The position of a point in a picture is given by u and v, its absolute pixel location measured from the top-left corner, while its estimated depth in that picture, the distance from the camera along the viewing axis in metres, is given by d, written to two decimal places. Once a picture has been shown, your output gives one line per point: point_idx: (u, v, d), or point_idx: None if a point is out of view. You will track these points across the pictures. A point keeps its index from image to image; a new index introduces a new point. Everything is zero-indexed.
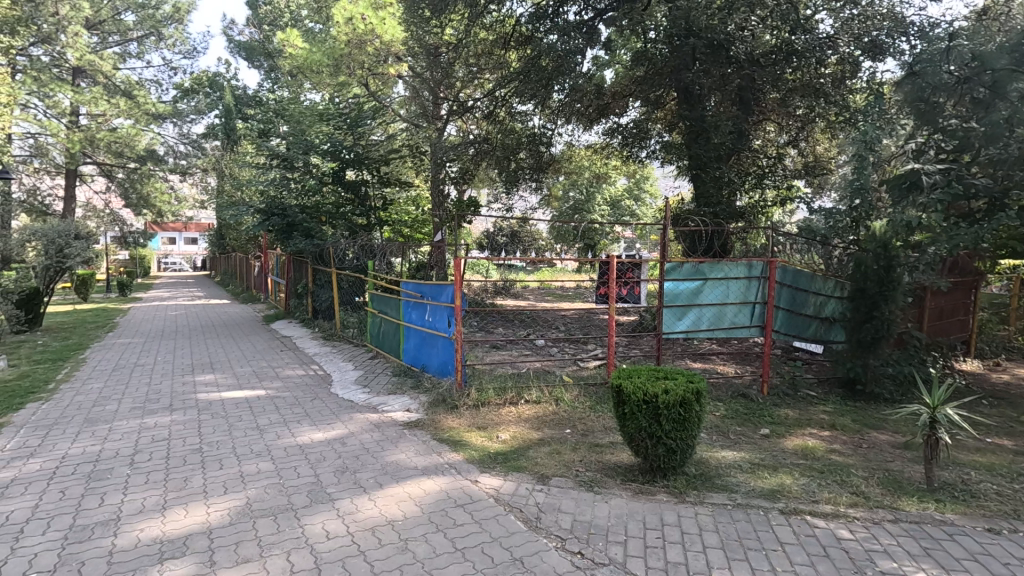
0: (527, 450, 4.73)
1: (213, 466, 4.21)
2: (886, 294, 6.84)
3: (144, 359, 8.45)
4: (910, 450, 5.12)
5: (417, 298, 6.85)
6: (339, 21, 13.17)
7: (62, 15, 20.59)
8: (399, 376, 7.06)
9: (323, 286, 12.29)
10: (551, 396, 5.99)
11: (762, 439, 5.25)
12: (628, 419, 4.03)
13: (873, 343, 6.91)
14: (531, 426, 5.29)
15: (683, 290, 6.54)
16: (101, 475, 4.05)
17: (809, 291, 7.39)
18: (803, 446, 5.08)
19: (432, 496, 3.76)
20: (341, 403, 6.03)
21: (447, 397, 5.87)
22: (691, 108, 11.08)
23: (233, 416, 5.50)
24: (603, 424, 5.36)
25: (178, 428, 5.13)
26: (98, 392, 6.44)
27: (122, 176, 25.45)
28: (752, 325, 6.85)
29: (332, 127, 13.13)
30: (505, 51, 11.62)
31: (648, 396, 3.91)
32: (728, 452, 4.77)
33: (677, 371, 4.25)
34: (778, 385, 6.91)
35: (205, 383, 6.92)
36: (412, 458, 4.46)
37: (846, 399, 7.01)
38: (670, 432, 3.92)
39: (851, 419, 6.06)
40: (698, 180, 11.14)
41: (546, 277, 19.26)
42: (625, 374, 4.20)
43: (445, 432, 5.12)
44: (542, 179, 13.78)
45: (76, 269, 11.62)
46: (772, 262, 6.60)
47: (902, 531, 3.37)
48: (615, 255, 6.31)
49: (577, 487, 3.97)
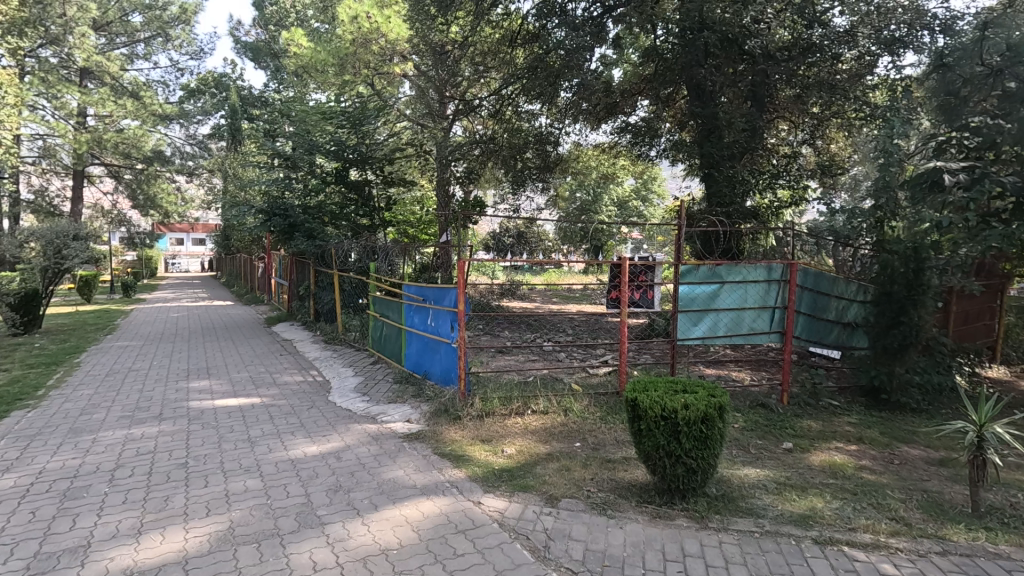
0: (534, 466, 4.41)
1: (197, 484, 3.92)
2: (914, 299, 6.48)
3: (139, 364, 8.20)
4: (946, 467, 4.77)
5: (420, 302, 6.55)
6: (344, 20, 12.84)
7: (70, 16, 20.52)
8: (400, 383, 6.76)
9: (326, 288, 12.05)
10: (560, 406, 5.67)
11: (786, 454, 4.91)
12: (645, 437, 3.70)
13: (900, 350, 6.54)
14: (539, 439, 4.97)
15: (700, 293, 6.19)
16: (76, 493, 3.78)
17: (831, 295, 7.03)
18: (831, 463, 4.73)
19: (431, 520, 3.45)
20: (338, 412, 5.74)
21: (450, 407, 5.55)
22: (703, 105, 10.78)
23: (224, 426, 5.22)
24: (615, 438, 5.04)
25: (166, 439, 4.86)
26: (88, 399, 6.18)
27: (129, 177, 25.43)
28: (772, 330, 6.47)
29: (334, 126, 12.94)
30: (512, 50, 11.31)
31: (666, 410, 3.60)
32: (749, 469, 4.43)
33: (696, 384, 3.91)
34: (799, 394, 6.56)
35: (198, 390, 6.64)
36: (411, 475, 4.15)
37: (870, 409, 6.63)
38: (690, 450, 3.60)
39: (878, 432, 5.70)
40: (711, 180, 10.83)
41: (553, 278, 18.98)
42: (640, 387, 3.86)
43: (447, 445, 4.82)
44: (549, 179, 13.48)
45: (73, 270, 11.38)
46: (794, 264, 6.23)
47: (953, 567, 3.03)
48: (626, 257, 5.97)
49: (589, 511, 3.65)
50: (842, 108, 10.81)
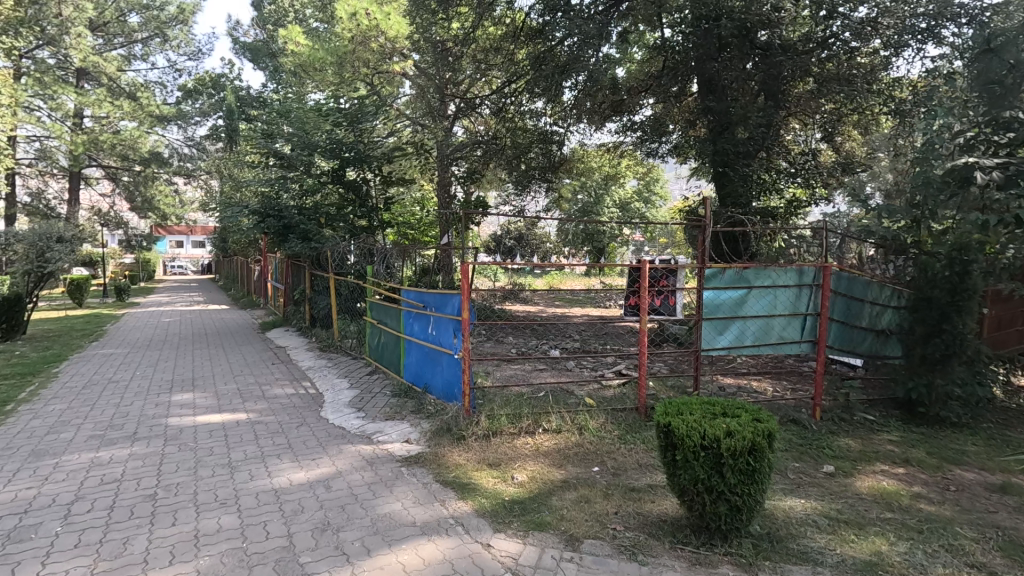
0: (549, 497, 3.90)
1: (163, 522, 3.41)
2: (958, 305, 5.92)
3: (121, 374, 7.70)
4: (1010, 495, 4.27)
5: (420, 308, 6.02)
6: (342, 16, 12.40)
7: (66, 16, 19.83)
8: (400, 397, 6.24)
9: (321, 292, 11.56)
10: (574, 424, 5.13)
11: (828, 480, 4.40)
12: (681, 469, 3.20)
13: (942, 360, 6.01)
14: (552, 463, 4.47)
15: (725, 300, 5.68)
16: (23, 534, 3.27)
17: (865, 300, 6.52)
18: (881, 490, 4.23)
19: (434, 570, 2.94)
20: (330, 432, 5.21)
21: (452, 426, 5.04)
22: (716, 101, 10.29)
23: (203, 449, 4.70)
24: (638, 461, 4.54)
25: (137, 464, 4.35)
26: (58, 416, 5.67)
27: (127, 179, 24.55)
28: (803, 339, 5.93)
29: (331, 124, 12.02)
30: (516, 46, 10.84)
31: (706, 439, 3.09)
32: (793, 500, 3.91)
33: (738, 406, 3.39)
34: (832, 409, 6.05)
35: (181, 404, 6.13)
36: (410, 509, 3.64)
37: (907, 424, 6.12)
38: (735, 486, 3.09)
39: (925, 452, 5.18)
40: (724, 178, 10.39)
41: (554, 282, 18.41)
42: (673, 410, 3.35)
43: (450, 471, 4.31)
44: (553, 179, 13.00)
45: (56, 273, 10.88)
46: (828, 267, 5.72)
47: None
48: (645, 260, 5.40)
49: (617, 556, 3.14)
50: (861, 103, 10.31)
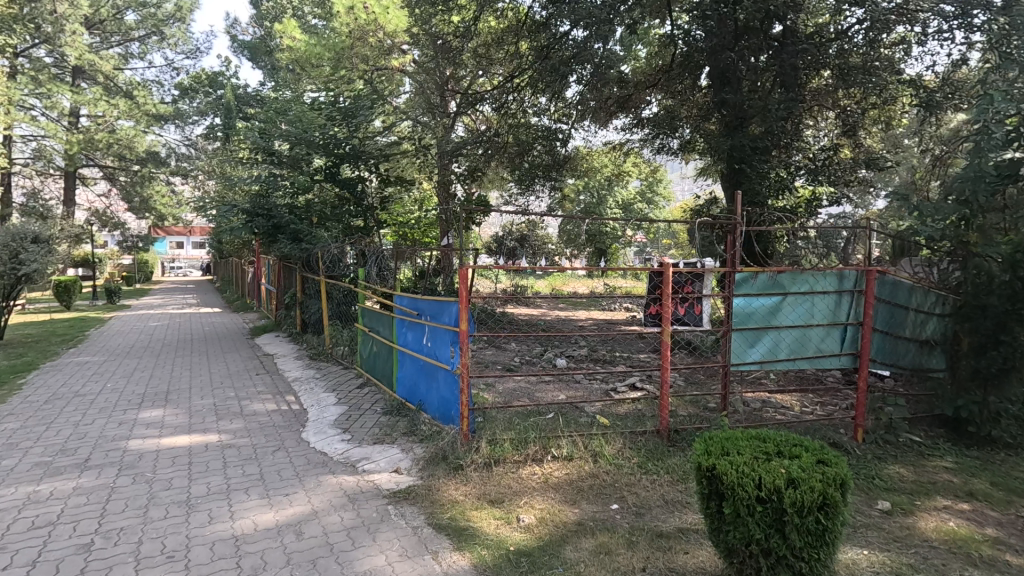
0: (562, 545, 3.27)
1: None
2: (1019, 314, 5.24)
3: (89, 387, 7.06)
4: None
5: (413, 317, 5.41)
6: (339, 10, 11.91)
7: (61, 13, 19.14)
8: (391, 416, 5.61)
9: (313, 296, 10.93)
10: (588, 450, 4.48)
11: (887, 520, 3.76)
12: (730, 526, 2.58)
13: (1000, 374, 5.35)
14: (564, 499, 3.84)
15: (757, 308, 5.06)
16: None
17: (908, 307, 5.87)
18: (952, 533, 3.59)
19: None
20: (309, 459, 4.58)
21: (449, 453, 4.39)
22: (733, 92, 9.60)
23: (160, 481, 4.07)
24: (662, 496, 3.92)
25: (77, 503, 3.71)
26: (6, 438, 5.04)
27: (124, 180, 24.21)
28: (843, 352, 5.30)
29: (326, 119, 11.27)
30: (519, 40, 10.25)
31: (762, 490, 2.47)
32: (854, 550, 3.28)
33: (793, 444, 2.75)
34: (874, 429, 5.41)
35: (147, 423, 5.50)
36: (394, 566, 3.01)
37: (956, 445, 5.48)
38: (801, 550, 2.46)
39: (988, 482, 4.55)
40: (741, 174, 9.75)
41: (557, 281, 17.14)
42: (716, 448, 2.73)
43: (444, 511, 3.66)
44: (559, 178, 12.45)
45: (31, 275, 10.28)
46: (872, 270, 5.10)
47: None
48: (668, 262, 4.78)
49: None
50: (887, 96, 9.67)
